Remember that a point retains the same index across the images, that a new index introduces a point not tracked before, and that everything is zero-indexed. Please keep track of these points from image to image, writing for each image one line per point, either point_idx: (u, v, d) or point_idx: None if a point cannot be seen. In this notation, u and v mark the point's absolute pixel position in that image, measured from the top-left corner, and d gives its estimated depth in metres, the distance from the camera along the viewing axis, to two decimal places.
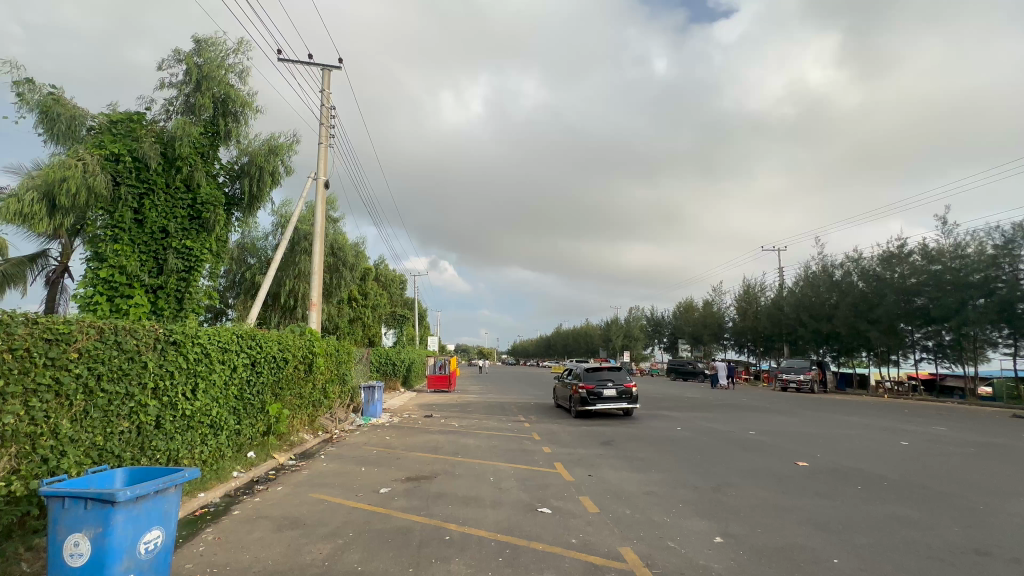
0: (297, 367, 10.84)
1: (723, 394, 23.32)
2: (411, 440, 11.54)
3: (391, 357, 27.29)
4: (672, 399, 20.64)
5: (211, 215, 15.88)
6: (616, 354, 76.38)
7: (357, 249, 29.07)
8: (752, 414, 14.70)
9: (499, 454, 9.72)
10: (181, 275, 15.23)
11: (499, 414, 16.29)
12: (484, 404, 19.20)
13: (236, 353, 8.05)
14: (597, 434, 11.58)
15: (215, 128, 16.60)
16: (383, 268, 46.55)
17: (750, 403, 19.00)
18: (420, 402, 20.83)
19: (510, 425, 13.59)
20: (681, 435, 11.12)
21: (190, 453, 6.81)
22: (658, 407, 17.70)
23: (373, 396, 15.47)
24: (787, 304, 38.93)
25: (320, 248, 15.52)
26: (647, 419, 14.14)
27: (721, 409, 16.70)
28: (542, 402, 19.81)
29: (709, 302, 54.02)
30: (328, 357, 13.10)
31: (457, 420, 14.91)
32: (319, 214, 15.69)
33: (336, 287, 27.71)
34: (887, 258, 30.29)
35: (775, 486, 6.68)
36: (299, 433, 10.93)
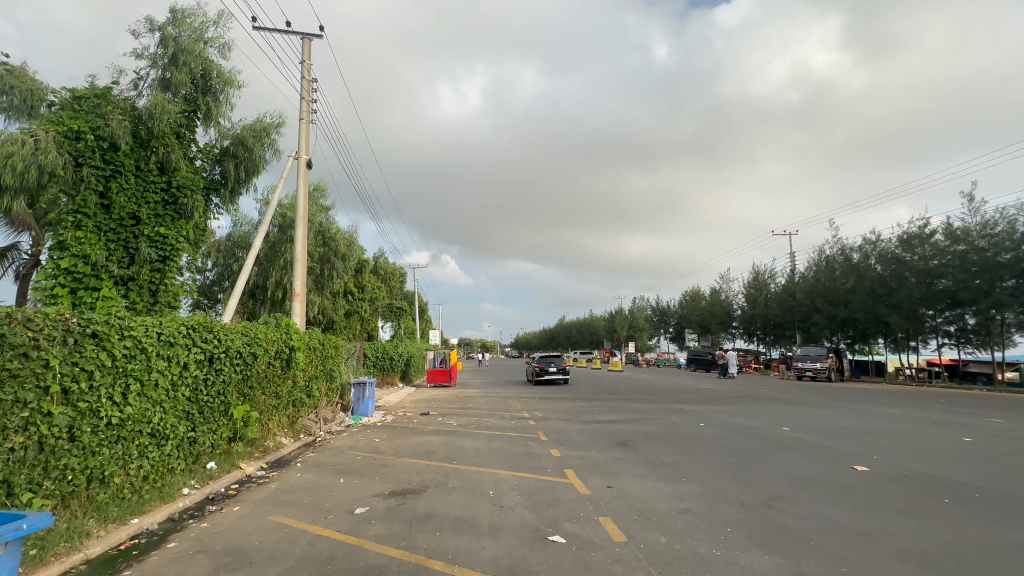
0: (270, 363, 9.57)
1: (738, 384, 22.09)
2: (402, 443, 10.32)
3: (388, 351, 26.13)
4: (685, 391, 19.44)
5: (188, 200, 14.32)
6: (620, 345, 75.21)
7: (350, 239, 27.76)
8: (777, 407, 13.46)
9: (501, 458, 8.46)
10: (154, 266, 13.89)
11: (501, 410, 15.06)
12: (485, 400, 17.99)
13: (187, 349, 6.82)
14: (610, 433, 10.33)
15: (193, 106, 14.59)
16: (381, 261, 45.21)
17: (769, 393, 17.77)
18: (418, 399, 19.64)
19: (512, 423, 12.37)
20: (706, 432, 9.87)
21: (122, 470, 5.62)
22: (671, 399, 16.46)
23: (361, 389, 14.19)
24: (800, 290, 37.48)
25: (303, 233, 14.20)
26: (663, 414, 12.91)
27: (741, 401, 15.49)
28: (547, 396, 18.61)
29: (716, 290, 52.64)
30: (310, 351, 11.84)
31: (455, 418, 13.71)
32: (302, 197, 14.34)
33: (329, 279, 26.49)
34: (908, 239, 28.90)
35: (841, 502, 5.40)
36: (274, 438, 9.70)
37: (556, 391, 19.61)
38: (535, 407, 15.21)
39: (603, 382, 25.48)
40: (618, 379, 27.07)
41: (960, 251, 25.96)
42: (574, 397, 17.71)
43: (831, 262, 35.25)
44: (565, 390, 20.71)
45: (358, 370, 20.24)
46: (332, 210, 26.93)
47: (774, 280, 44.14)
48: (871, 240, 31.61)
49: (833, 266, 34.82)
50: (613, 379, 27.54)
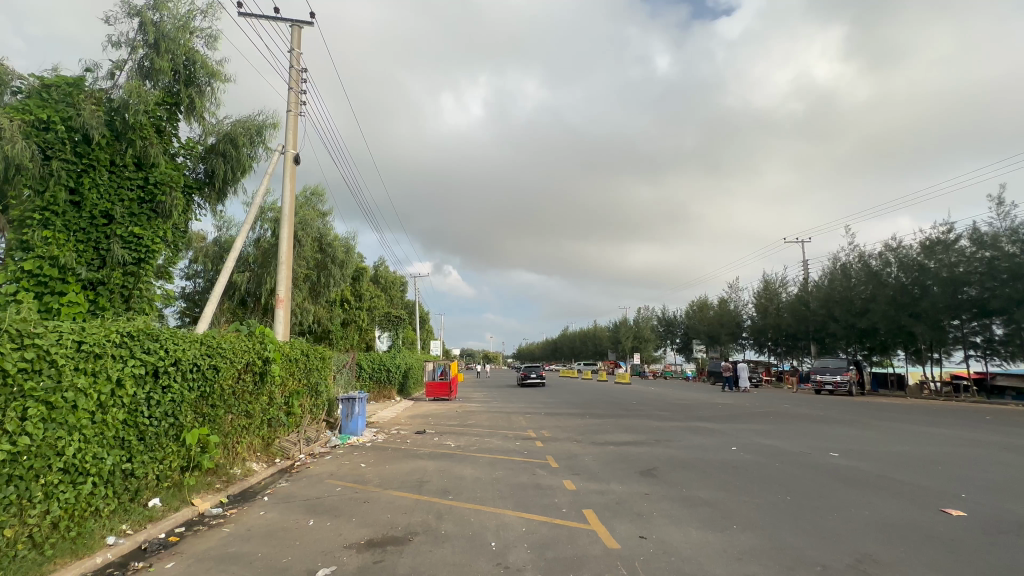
0: (239, 379, 8.30)
1: (756, 398, 20.68)
2: (390, 470, 8.97)
3: (385, 363, 24.77)
4: (701, 406, 18.01)
5: (166, 197, 12.84)
6: (625, 356, 73.66)
7: (347, 245, 26.56)
8: (811, 426, 12.10)
9: (505, 492, 7.15)
10: (128, 269, 12.40)
11: (504, 429, 13.64)
12: (486, 416, 16.56)
13: (122, 363, 5.59)
14: (631, 459, 8.98)
15: (175, 99, 13.13)
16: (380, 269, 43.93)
17: (794, 409, 16.38)
18: (414, 414, 18.23)
19: (518, 445, 11.01)
20: (742, 460, 8.52)
21: (15, 519, 4.38)
22: (690, 416, 15.06)
23: (350, 405, 12.82)
24: (816, 300, 36.01)
25: (289, 233, 13.01)
26: (685, 434, 11.57)
27: (767, 418, 14.14)
28: (553, 411, 17.20)
29: (725, 300, 51.13)
30: (290, 364, 10.53)
31: (452, 438, 12.35)
32: (288, 193, 13.21)
33: (325, 287, 25.16)
34: (931, 246, 27.65)
35: (958, 570, 4.10)
36: (242, 465, 8.41)
37: (563, 407, 18.24)
38: (541, 425, 13.81)
39: (611, 396, 24.01)
40: (626, 393, 25.63)
41: (990, 257, 24.74)
42: (583, 413, 16.29)
43: (850, 269, 33.89)
44: (573, 405, 19.30)
45: (350, 383, 18.82)
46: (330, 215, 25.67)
47: (786, 289, 42.73)
48: (892, 246, 30.31)
49: (852, 273, 33.59)
50: (621, 393, 26.05)
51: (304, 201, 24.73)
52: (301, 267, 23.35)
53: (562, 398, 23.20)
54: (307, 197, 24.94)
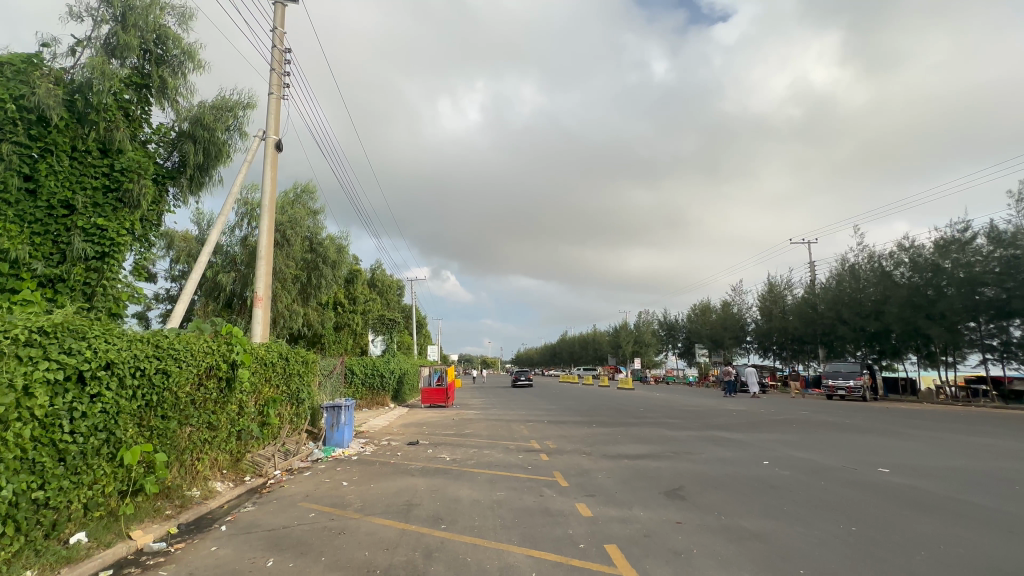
0: (199, 386, 7.18)
1: (771, 405, 19.55)
2: (375, 490, 7.80)
3: (378, 368, 23.59)
4: (715, 412, 16.87)
5: (134, 184, 11.80)
6: (626, 361, 72.57)
7: (340, 245, 25.44)
8: (843, 435, 11.03)
9: (509, 520, 6.01)
10: (90, 264, 11.27)
11: (504, 439, 12.48)
12: (485, 425, 15.40)
13: (31, 367, 4.49)
14: (652, 476, 7.85)
15: (144, 79, 12.12)
16: (376, 272, 42.77)
17: (816, 417, 15.25)
18: (407, 422, 17.02)
19: (520, 459, 9.85)
20: (781, 478, 7.40)
21: None
22: (705, 424, 13.92)
23: (336, 414, 11.65)
24: (824, 302, 35.00)
25: (268, 225, 11.92)
26: (705, 445, 10.48)
27: (790, 427, 13.07)
28: (556, 419, 16.04)
29: (728, 303, 50.12)
30: (264, 367, 9.40)
31: (448, 450, 11.19)
32: (269, 182, 12.12)
33: (316, 288, 24.08)
34: (945, 245, 26.78)
35: None
36: (202, 485, 7.27)
37: (567, 414, 17.11)
38: (545, 435, 12.64)
39: (615, 402, 22.86)
40: (631, 399, 24.48)
41: (1010, 255, 23.80)
42: (589, 422, 15.12)
43: (860, 271, 32.92)
44: (577, 412, 18.13)
45: (338, 389, 17.64)
46: (322, 213, 24.58)
47: (792, 292, 41.77)
48: (904, 246, 29.37)
49: (862, 275, 32.65)
50: (626, 399, 24.89)
51: (295, 199, 23.63)
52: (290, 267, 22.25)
53: (565, 405, 22.04)
54: (297, 194, 23.82)
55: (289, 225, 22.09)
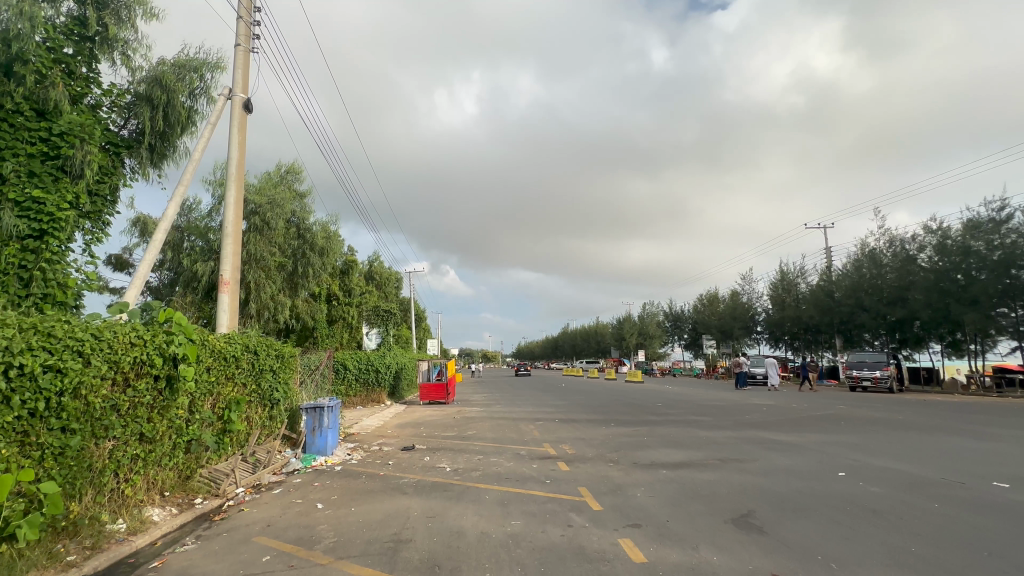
0: (119, 387, 5.50)
1: (799, 398, 17.95)
2: (356, 516, 6.14)
3: (373, 362, 21.96)
4: (743, 408, 15.28)
5: (75, 150, 10.09)
6: (630, 353, 71.12)
7: (329, 231, 23.73)
8: (912, 437, 9.42)
9: (532, 567, 4.37)
10: (25, 245, 9.51)
11: (512, 443, 10.82)
12: (489, 425, 13.76)
13: None
14: (706, 495, 6.19)
15: (85, 29, 10.60)
16: (371, 263, 41.03)
17: (861, 412, 13.62)
18: (402, 422, 15.38)
19: (535, 469, 8.19)
20: (877, 498, 5.73)
21: None
22: (740, 422, 12.27)
23: (318, 417, 9.98)
24: (843, 288, 33.31)
25: (236, 197, 10.22)
26: (754, 450, 8.84)
27: (838, 425, 11.47)
28: (568, 418, 14.39)
29: (737, 291, 48.46)
30: (223, 362, 7.73)
31: (448, 458, 9.53)
32: (235, 146, 10.41)
33: (305, 278, 22.44)
34: (976, 226, 25.19)
35: None
36: (131, 516, 5.63)
37: (580, 412, 15.51)
38: (560, 439, 10.95)
39: (628, 397, 21.25)
40: (644, 393, 22.88)
41: None
42: (606, 421, 13.44)
43: (881, 255, 31.25)
44: (590, 409, 16.48)
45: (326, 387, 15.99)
46: (309, 196, 22.85)
47: (805, 279, 40.11)
48: (931, 228, 27.70)
49: (883, 260, 31.03)
50: (638, 393, 23.29)
51: (279, 180, 21.92)
52: (274, 254, 20.49)
53: (574, 400, 20.43)
54: (282, 176, 22.08)
55: (270, 207, 20.22)
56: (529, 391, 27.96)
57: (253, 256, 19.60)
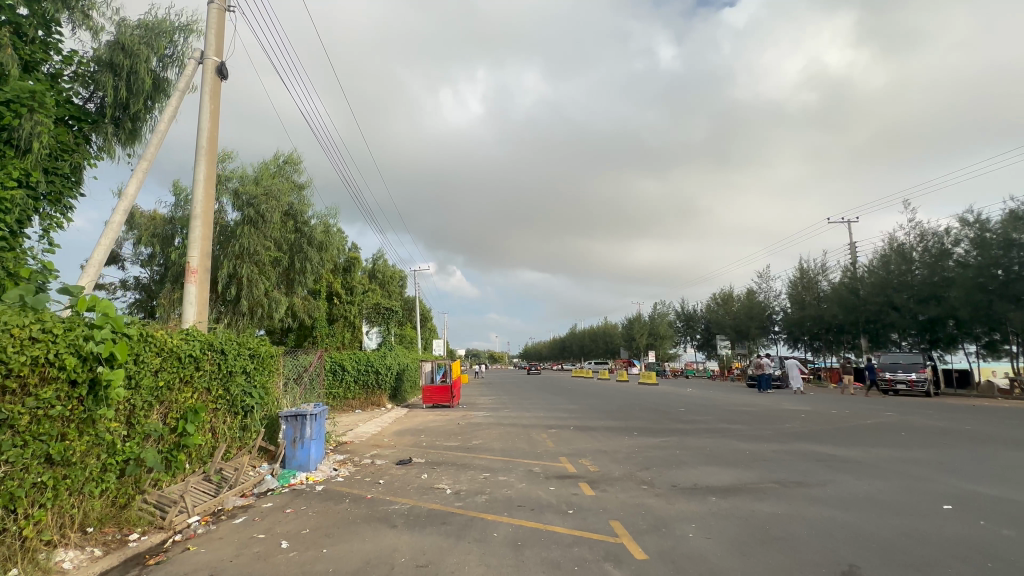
0: (11, 394, 4.23)
1: (835, 403, 16.41)
2: (328, 562, 4.74)
3: (372, 363, 20.65)
4: (778, 415, 13.77)
5: (23, 121, 8.79)
6: (640, 355, 69.46)
7: (327, 225, 22.39)
8: (999, 454, 7.92)
9: None
10: None
11: (524, 457, 9.41)
12: (496, 433, 12.36)
13: None
14: (781, 538, 4.75)
15: None
16: (374, 261, 39.75)
17: (914, 420, 12.11)
18: (400, 430, 14.02)
19: (553, 493, 6.77)
20: (1018, 551, 4.27)
21: None
22: (781, 433, 10.78)
23: (299, 427, 8.63)
24: (870, 285, 31.57)
25: (208, 173, 8.96)
26: (815, 468, 7.37)
27: (899, 437, 9.97)
28: (584, 425, 12.94)
29: (753, 290, 46.68)
30: (175, 362, 6.44)
31: (448, 476, 8.12)
32: (206, 114, 9.11)
33: (301, 274, 21.18)
34: (1019, 218, 23.52)
35: None
36: (30, 564, 4.31)
37: (597, 419, 14.09)
38: (578, 452, 9.51)
39: (645, 400, 19.80)
40: (661, 396, 21.41)
41: None
42: (626, 429, 11.97)
43: (911, 251, 29.51)
44: (606, 415, 15.03)
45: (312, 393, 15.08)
46: (308, 188, 21.50)
47: (826, 277, 38.35)
48: (968, 221, 25.95)
49: (913, 256, 29.35)
50: (654, 396, 21.80)
51: (276, 171, 20.55)
52: (267, 248, 18.87)
53: (588, 405, 18.97)
54: (279, 166, 20.70)
55: (266, 199, 18.74)
56: (538, 394, 26.56)
57: (245, 250, 18.23)
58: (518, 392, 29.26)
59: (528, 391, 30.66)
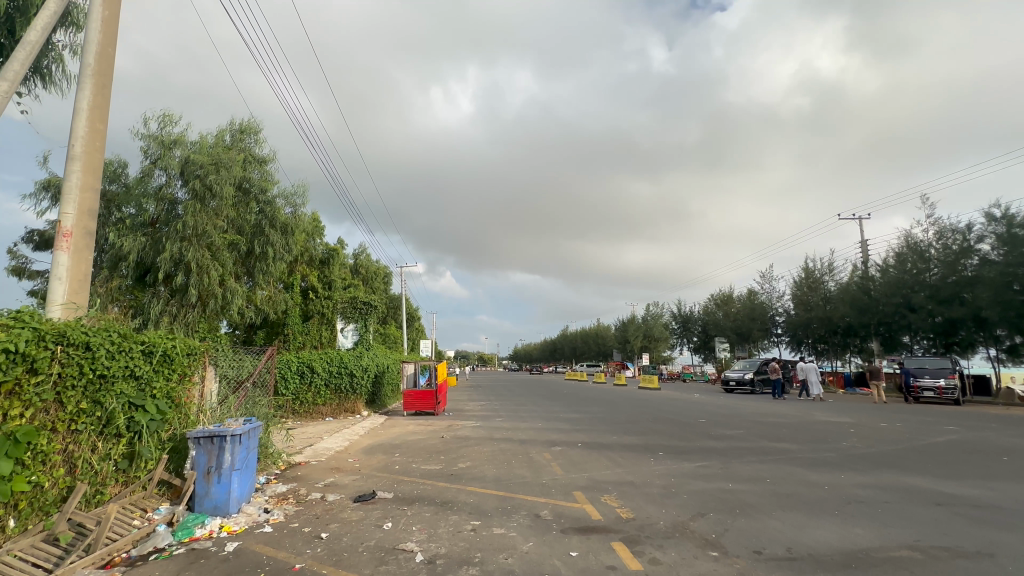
0: None
1: (874, 414, 14.39)
2: None
3: (348, 364, 18.20)
4: (822, 429, 11.60)
5: None
6: (634, 358, 67.51)
7: (295, 209, 20.17)
8: None
9: None
10: None
11: (526, 492, 7.02)
12: (488, 454, 9.97)
13: None
14: None
15: None
16: (356, 256, 37.24)
17: (994, 438, 9.98)
18: (371, 445, 11.61)
19: (577, 567, 4.39)
20: None
21: None
22: (849, 457, 8.55)
23: (216, 454, 6.22)
24: (884, 285, 29.74)
25: (96, 102, 6.55)
26: (948, 521, 5.11)
27: (1003, 462, 7.81)
28: (595, 443, 10.60)
29: (754, 291, 44.81)
30: None
31: (420, 526, 5.71)
32: (95, 22, 6.63)
33: (264, 259, 18.95)
34: None
35: None
36: None
37: (609, 434, 11.78)
38: (599, 487, 7.16)
39: (654, 409, 17.57)
40: (670, 404, 19.21)
41: None
42: (649, 450, 9.67)
43: (927, 248, 27.87)
44: (617, 429, 12.74)
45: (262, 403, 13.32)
46: (270, 163, 19.38)
47: (832, 277, 36.62)
48: (995, 216, 24.30)
49: (931, 254, 27.65)
50: (663, 403, 19.62)
51: (232, 143, 18.50)
52: (218, 228, 16.96)
53: (591, 414, 16.68)
54: (235, 137, 18.65)
55: (216, 169, 16.75)
56: (532, 400, 24.20)
57: (197, 232, 16.33)
58: (510, 397, 26.87)
59: (521, 395, 28.33)
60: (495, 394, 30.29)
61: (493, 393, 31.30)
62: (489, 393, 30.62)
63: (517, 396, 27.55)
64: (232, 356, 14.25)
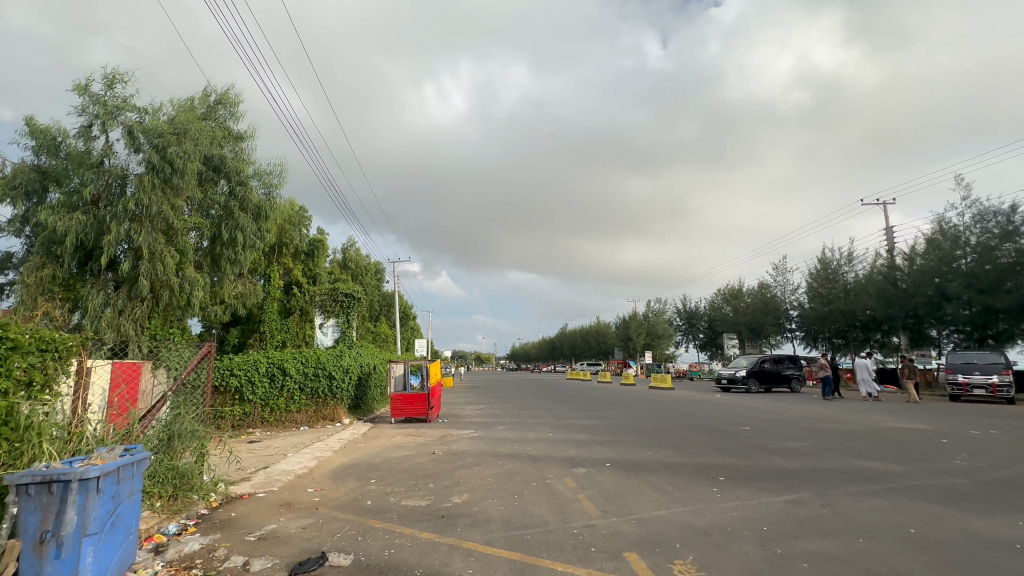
0: None
1: (947, 418, 12.12)
2: None
3: (329, 366, 15.77)
4: (907, 441, 9.28)
5: None
6: (636, 356, 65.26)
7: (270, 189, 17.70)
8: None
9: None
10: None
11: (552, 554, 4.62)
12: (491, 480, 7.56)
13: None
14: None
15: None
16: (344, 249, 34.73)
17: None
18: (341, 466, 9.13)
19: None
20: None
21: None
22: (988, 485, 6.24)
23: (56, 512, 3.80)
24: (912, 274, 27.59)
25: None
26: None
27: None
28: (629, 464, 8.19)
29: (766, 284, 42.64)
30: None
31: None
32: None
33: (232, 245, 16.53)
34: None
35: None
36: None
37: (641, 449, 9.39)
38: (660, 542, 4.78)
39: (680, 413, 15.19)
40: (694, 406, 16.93)
41: None
42: (704, 474, 7.31)
43: (965, 234, 25.69)
44: (647, 441, 10.36)
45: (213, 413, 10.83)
46: (246, 139, 17.01)
47: (852, 268, 34.48)
48: None
49: (969, 241, 25.45)
50: (686, 406, 17.26)
51: (203, 112, 16.03)
52: (177, 208, 14.46)
53: (608, 420, 14.29)
54: (208, 107, 16.21)
55: (178, 140, 14.27)
56: (535, 403, 21.78)
57: (150, 212, 13.81)
58: (508, 399, 24.31)
59: (524, 397, 25.91)
60: (494, 396, 27.89)
61: (491, 395, 28.85)
62: (488, 395, 28.25)
63: (518, 398, 25.04)
64: (182, 357, 11.73)
